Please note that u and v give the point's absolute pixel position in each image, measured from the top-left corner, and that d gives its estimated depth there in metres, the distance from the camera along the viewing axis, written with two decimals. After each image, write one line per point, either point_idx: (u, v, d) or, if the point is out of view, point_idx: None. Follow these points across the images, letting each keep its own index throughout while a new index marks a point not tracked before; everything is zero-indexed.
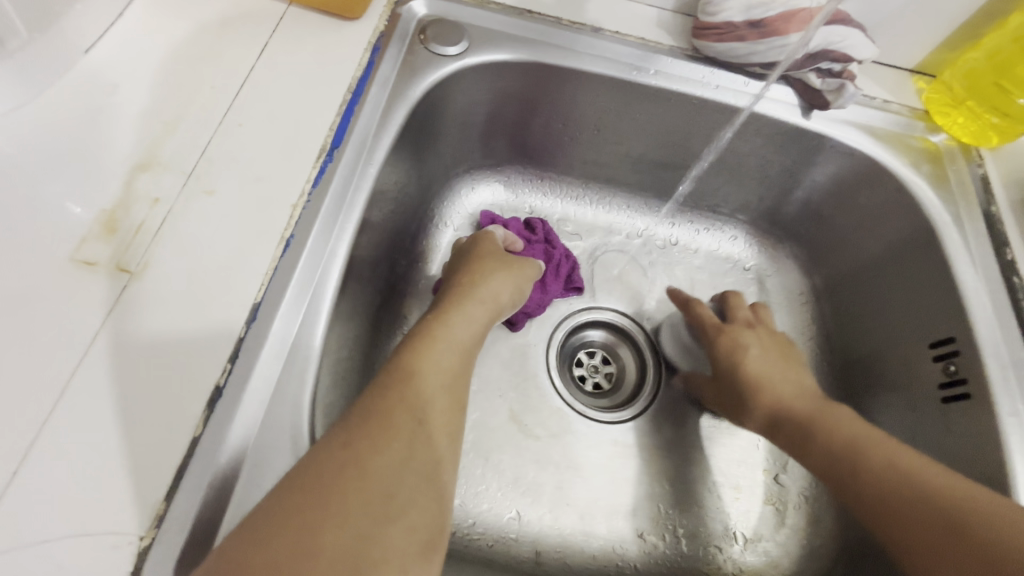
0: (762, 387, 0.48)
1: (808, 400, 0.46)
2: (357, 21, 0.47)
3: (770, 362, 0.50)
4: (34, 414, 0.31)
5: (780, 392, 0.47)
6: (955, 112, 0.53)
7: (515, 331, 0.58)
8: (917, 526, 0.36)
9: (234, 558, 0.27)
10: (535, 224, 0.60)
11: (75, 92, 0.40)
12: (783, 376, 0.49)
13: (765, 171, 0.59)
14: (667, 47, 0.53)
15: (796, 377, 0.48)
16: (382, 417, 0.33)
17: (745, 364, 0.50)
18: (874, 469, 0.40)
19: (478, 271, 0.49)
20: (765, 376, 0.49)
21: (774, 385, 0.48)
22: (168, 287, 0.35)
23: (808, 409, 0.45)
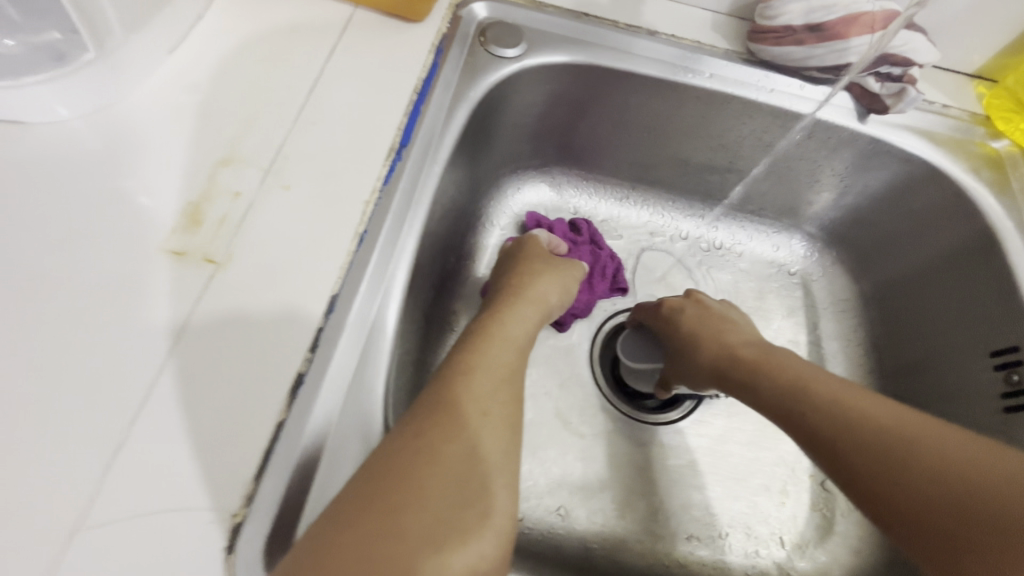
0: (721, 360, 0.45)
1: (785, 370, 0.41)
2: (421, 23, 0.48)
3: (707, 332, 0.48)
4: (133, 394, 0.32)
5: (747, 362, 0.43)
6: (1018, 118, 0.52)
7: (562, 331, 0.59)
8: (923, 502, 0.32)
9: (324, 541, 0.28)
10: (581, 226, 0.61)
11: (162, 92, 0.42)
12: (725, 332, 0.47)
13: (816, 176, 0.58)
14: (722, 50, 0.53)
15: (737, 344, 0.46)
16: (453, 409, 0.34)
17: (698, 341, 0.47)
18: (892, 443, 0.34)
19: (526, 273, 0.50)
20: (723, 349, 0.46)
21: (732, 356, 0.45)
22: (250, 278, 0.36)
23: (787, 380, 0.41)
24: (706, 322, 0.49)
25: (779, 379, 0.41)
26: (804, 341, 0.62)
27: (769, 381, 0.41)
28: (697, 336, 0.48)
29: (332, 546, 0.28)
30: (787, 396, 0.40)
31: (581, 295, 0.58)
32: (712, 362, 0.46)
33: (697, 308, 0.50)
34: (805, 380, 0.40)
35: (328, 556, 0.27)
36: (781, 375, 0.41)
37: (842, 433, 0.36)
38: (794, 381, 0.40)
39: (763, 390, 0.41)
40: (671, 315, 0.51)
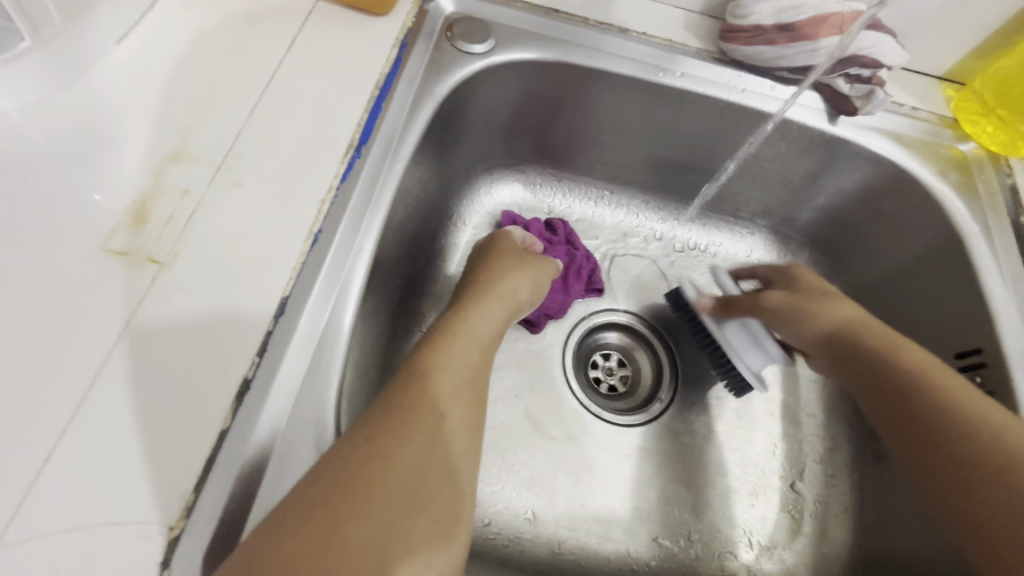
0: (837, 341, 0.47)
1: (903, 359, 0.43)
2: (385, 17, 0.47)
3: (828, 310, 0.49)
4: (65, 402, 0.31)
5: (862, 344, 0.46)
6: (984, 121, 0.52)
7: (535, 333, 0.58)
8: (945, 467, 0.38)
9: (261, 553, 0.27)
10: (557, 225, 0.60)
11: (108, 83, 0.40)
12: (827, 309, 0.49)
13: (787, 177, 0.58)
14: (693, 49, 0.53)
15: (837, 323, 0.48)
16: (407, 412, 0.33)
17: (817, 313, 0.48)
18: (936, 417, 0.39)
19: (495, 268, 0.48)
20: (857, 329, 0.47)
21: (853, 333, 0.47)
22: (197, 279, 0.35)
23: (897, 367, 0.43)
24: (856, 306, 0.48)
25: (882, 365, 0.44)
26: None
27: (880, 364, 0.44)
28: (823, 306, 0.49)
29: (270, 558, 0.26)
30: (888, 382, 0.43)
31: (556, 296, 0.57)
32: (819, 336, 0.48)
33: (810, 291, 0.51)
34: (910, 368, 0.43)
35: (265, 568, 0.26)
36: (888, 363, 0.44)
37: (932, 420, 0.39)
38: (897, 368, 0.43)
39: (866, 372, 0.45)
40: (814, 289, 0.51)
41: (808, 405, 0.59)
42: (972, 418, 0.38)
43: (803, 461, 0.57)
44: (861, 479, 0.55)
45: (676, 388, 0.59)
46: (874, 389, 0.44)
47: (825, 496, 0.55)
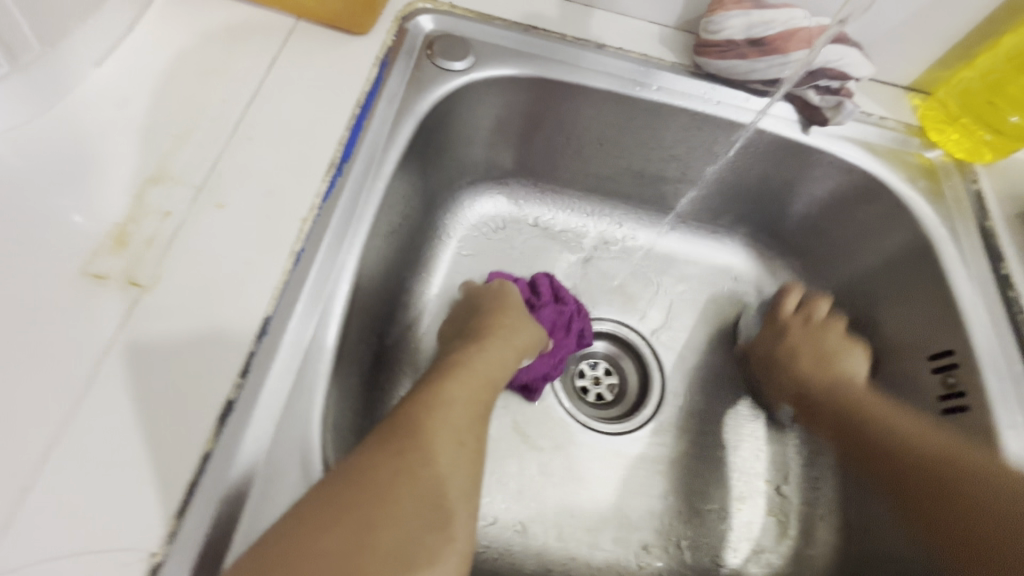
0: (804, 370, 0.56)
1: (842, 370, 0.55)
2: (366, 36, 0.48)
3: (817, 350, 0.56)
4: (45, 427, 0.31)
5: (812, 377, 0.55)
6: (949, 129, 0.54)
7: (534, 400, 0.56)
8: (937, 519, 0.43)
9: (280, 558, 0.28)
10: (541, 284, 0.58)
11: (87, 107, 0.40)
12: (829, 381, 0.55)
13: (764, 185, 0.59)
14: (669, 63, 0.54)
15: (836, 371, 0.55)
16: (430, 432, 0.34)
17: (792, 362, 0.57)
18: (933, 488, 0.44)
19: (504, 315, 0.48)
20: (794, 346, 0.57)
21: (834, 394, 0.54)
22: (179, 301, 0.35)
23: (825, 381, 0.55)
24: (810, 341, 0.57)
25: (816, 381, 0.55)
26: None
27: (811, 374, 0.55)
28: (787, 358, 0.57)
29: (289, 561, 0.27)
30: (832, 404, 0.54)
31: (549, 358, 0.55)
32: (779, 364, 0.57)
33: (811, 322, 0.58)
34: (849, 389, 0.53)
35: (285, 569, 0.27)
36: (821, 386, 0.55)
37: (863, 434, 0.50)
38: (845, 401, 0.53)
39: (804, 393, 0.56)
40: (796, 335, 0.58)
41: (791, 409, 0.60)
42: (886, 423, 0.49)
43: (788, 465, 0.57)
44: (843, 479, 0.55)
45: (662, 396, 0.59)
46: (801, 403, 0.56)
47: (810, 499, 0.56)
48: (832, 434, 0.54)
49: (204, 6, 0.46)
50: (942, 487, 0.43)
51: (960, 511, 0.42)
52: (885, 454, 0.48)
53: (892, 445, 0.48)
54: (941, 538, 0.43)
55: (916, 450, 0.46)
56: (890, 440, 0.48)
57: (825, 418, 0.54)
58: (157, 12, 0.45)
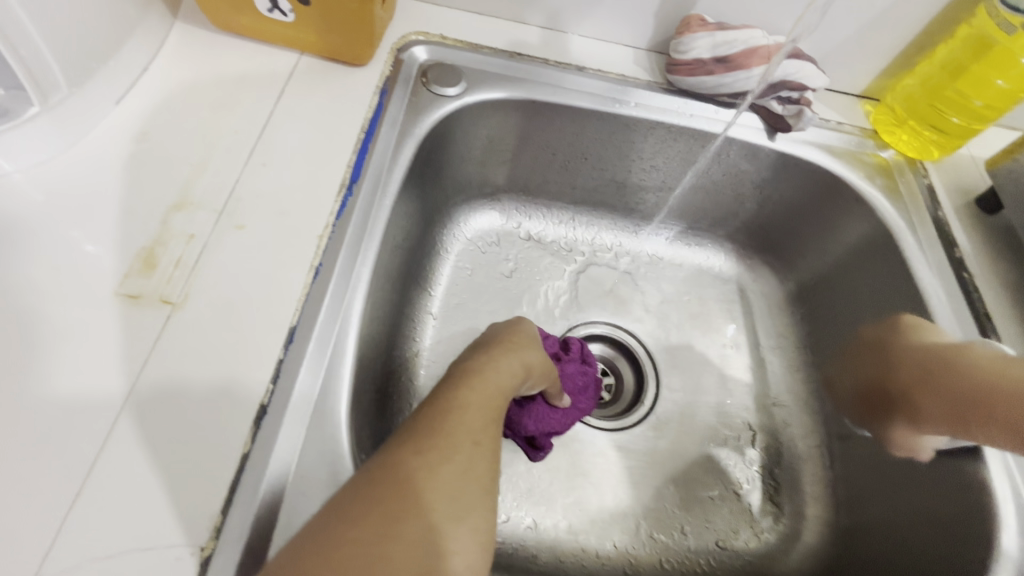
0: (902, 348, 0.47)
1: (910, 346, 0.47)
2: (365, 67, 0.51)
3: (901, 331, 0.48)
4: (93, 437, 0.33)
5: (890, 357, 0.48)
6: (899, 131, 0.60)
7: (535, 461, 0.56)
8: (986, 395, 0.40)
9: (313, 544, 0.29)
10: (572, 344, 0.58)
11: (109, 142, 0.43)
12: (908, 351, 0.46)
13: (738, 189, 0.64)
14: (644, 82, 0.59)
15: (913, 350, 0.46)
16: (448, 432, 0.34)
17: (896, 345, 0.48)
18: (979, 389, 0.40)
19: (514, 334, 0.46)
20: (878, 365, 0.50)
21: (907, 372, 0.46)
22: (208, 316, 0.38)
23: (914, 351, 0.46)
24: (896, 332, 0.49)
25: (906, 366, 0.46)
26: (745, 341, 0.66)
27: (897, 369, 0.47)
28: (891, 352, 0.48)
29: (322, 549, 0.28)
30: (915, 380, 0.45)
31: (566, 417, 0.54)
32: (886, 348, 0.49)
33: (907, 327, 0.48)
34: (951, 355, 0.43)
35: (319, 553, 0.28)
36: (909, 360, 0.46)
37: (970, 399, 0.40)
38: (926, 360, 0.44)
39: (901, 378, 0.46)
40: (879, 334, 0.52)
41: (778, 397, 0.63)
42: (970, 358, 0.42)
43: (779, 449, 0.61)
44: (832, 458, 0.59)
45: (657, 393, 0.62)
46: (903, 396, 0.46)
47: (800, 479, 0.59)
48: (945, 422, 0.43)
49: (213, 46, 0.50)
50: (981, 403, 0.40)
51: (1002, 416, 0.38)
52: (940, 379, 0.43)
53: (978, 381, 0.40)
54: (961, 413, 0.41)
55: (973, 379, 0.41)
56: (972, 379, 0.41)
57: (907, 383, 0.46)
58: (170, 53, 0.48)
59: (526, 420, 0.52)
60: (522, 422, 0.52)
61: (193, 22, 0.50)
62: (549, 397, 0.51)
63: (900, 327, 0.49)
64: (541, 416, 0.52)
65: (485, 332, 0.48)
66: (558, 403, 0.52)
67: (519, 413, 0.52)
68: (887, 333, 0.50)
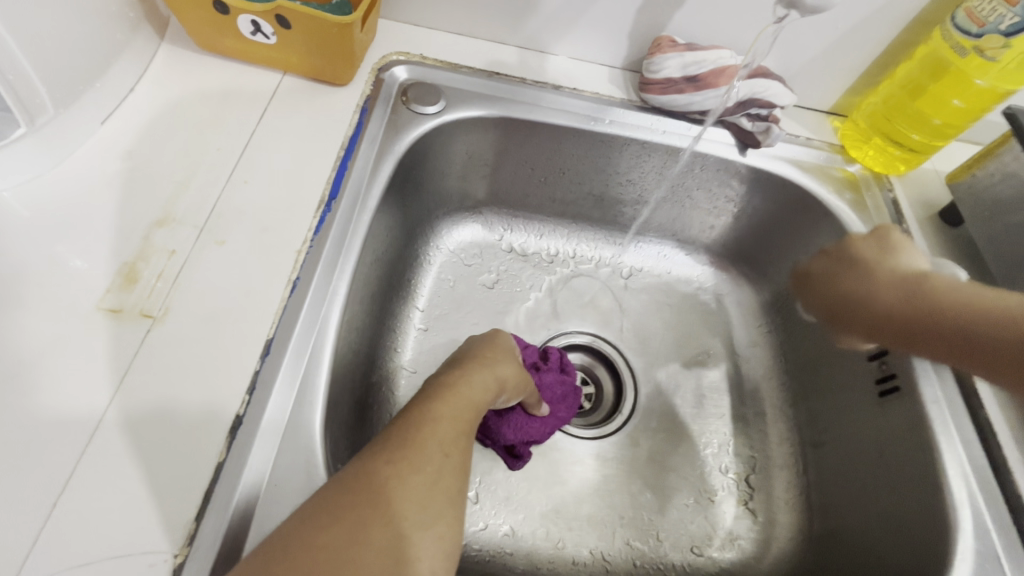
0: (875, 279, 0.51)
1: (885, 266, 0.51)
2: (346, 87, 0.53)
3: (877, 257, 0.52)
4: (72, 448, 0.34)
5: (839, 282, 0.54)
6: (865, 146, 0.61)
7: (514, 469, 0.57)
8: (937, 324, 0.46)
9: (282, 550, 0.30)
10: (551, 353, 0.60)
11: (93, 160, 0.44)
12: (863, 285, 0.51)
13: (712, 202, 0.66)
14: (619, 99, 0.61)
15: (888, 271, 0.50)
16: (418, 443, 0.36)
17: (868, 266, 0.52)
18: (950, 314, 0.45)
19: (488, 348, 0.47)
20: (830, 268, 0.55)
21: (881, 300, 0.49)
22: (187, 330, 0.39)
23: (886, 280, 0.50)
24: (875, 252, 0.52)
25: (884, 297, 0.49)
26: (721, 350, 0.68)
27: (851, 286, 0.52)
28: (864, 269, 0.52)
29: (292, 552, 0.30)
30: (891, 309, 0.49)
31: (545, 426, 0.55)
32: (857, 265, 0.53)
33: (886, 246, 0.53)
34: (922, 291, 0.48)
35: (288, 557, 0.29)
36: (886, 293, 0.49)
37: (925, 310, 0.47)
38: (904, 287, 0.49)
39: (874, 313, 0.50)
40: (851, 248, 0.54)
41: (753, 404, 0.65)
42: (939, 286, 0.47)
43: (754, 457, 0.62)
44: (805, 465, 0.60)
45: (635, 400, 0.64)
46: (869, 330, 0.50)
47: (773, 486, 0.60)
48: (898, 340, 0.48)
49: (199, 66, 0.51)
50: (916, 306, 0.47)
51: (984, 332, 0.43)
52: (925, 313, 0.46)
53: (949, 302, 0.46)
54: (934, 342, 0.46)
55: (959, 317, 0.45)
56: (891, 297, 0.49)
57: (883, 308, 0.49)
58: (156, 73, 0.50)
59: (504, 429, 0.53)
60: (501, 431, 0.53)
61: (179, 43, 0.52)
62: (526, 406, 0.52)
63: (884, 241, 0.53)
64: (520, 425, 0.53)
65: (460, 346, 0.49)
66: (536, 412, 0.53)
67: (497, 421, 0.53)
68: (851, 251, 0.54)
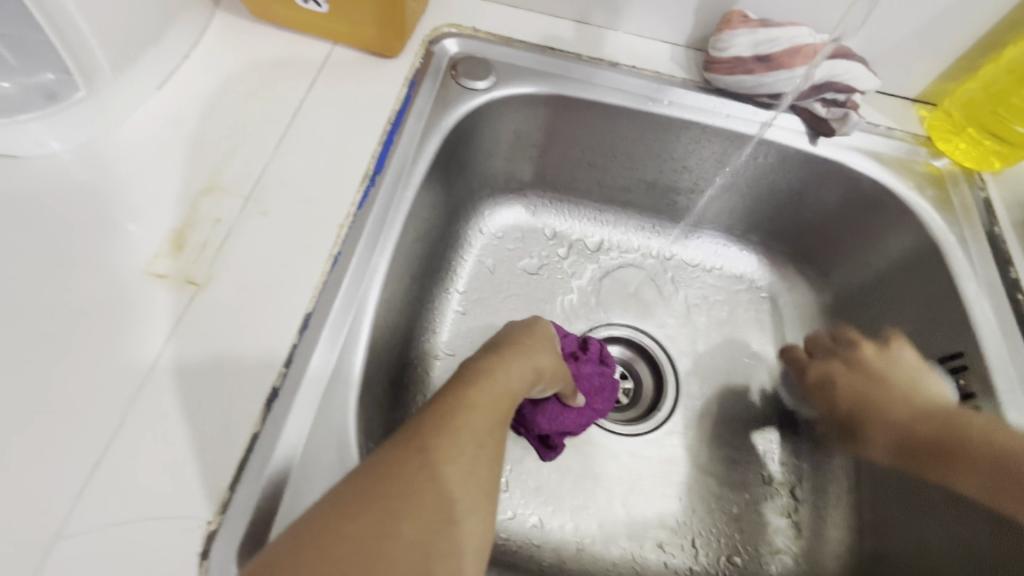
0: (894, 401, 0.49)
1: (908, 394, 0.48)
2: (395, 59, 0.52)
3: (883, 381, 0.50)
4: (114, 409, 0.35)
5: (872, 400, 0.50)
6: (956, 139, 0.55)
7: (545, 460, 0.55)
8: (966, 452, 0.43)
9: (312, 533, 0.29)
10: (590, 344, 0.57)
11: (147, 125, 0.45)
12: (881, 403, 0.49)
13: (773, 195, 0.61)
14: (680, 79, 0.57)
15: (908, 397, 0.48)
16: (453, 432, 0.34)
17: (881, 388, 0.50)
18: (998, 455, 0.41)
19: (526, 336, 0.46)
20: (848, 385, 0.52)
21: (914, 427, 0.47)
22: (230, 298, 0.39)
23: (903, 409, 0.48)
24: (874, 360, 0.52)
25: (899, 411, 0.48)
26: (771, 354, 0.64)
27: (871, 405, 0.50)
28: (881, 392, 0.50)
29: (321, 537, 0.29)
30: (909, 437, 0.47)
31: (580, 417, 0.53)
32: (866, 395, 0.50)
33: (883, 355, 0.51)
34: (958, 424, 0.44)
35: (317, 539, 0.29)
36: (906, 418, 0.47)
37: (949, 448, 0.44)
38: (928, 416, 0.47)
39: (896, 426, 0.48)
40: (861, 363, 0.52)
41: None
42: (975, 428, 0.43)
43: (801, 467, 0.59)
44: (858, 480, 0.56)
45: (676, 399, 0.61)
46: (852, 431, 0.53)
47: (823, 499, 0.57)
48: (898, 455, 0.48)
49: (252, 34, 0.51)
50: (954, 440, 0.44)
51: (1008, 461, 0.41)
52: (956, 449, 0.44)
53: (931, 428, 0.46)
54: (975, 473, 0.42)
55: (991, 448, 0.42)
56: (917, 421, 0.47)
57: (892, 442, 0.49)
58: (210, 41, 0.50)
59: (538, 417, 0.51)
60: (535, 420, 0.51)
61: (234, 11, 0.52)
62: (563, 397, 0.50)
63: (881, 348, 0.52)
64: (553, 414, 0.51)
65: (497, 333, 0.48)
66: (572, 402, 0.51)
67: (532, 411, 0.51)
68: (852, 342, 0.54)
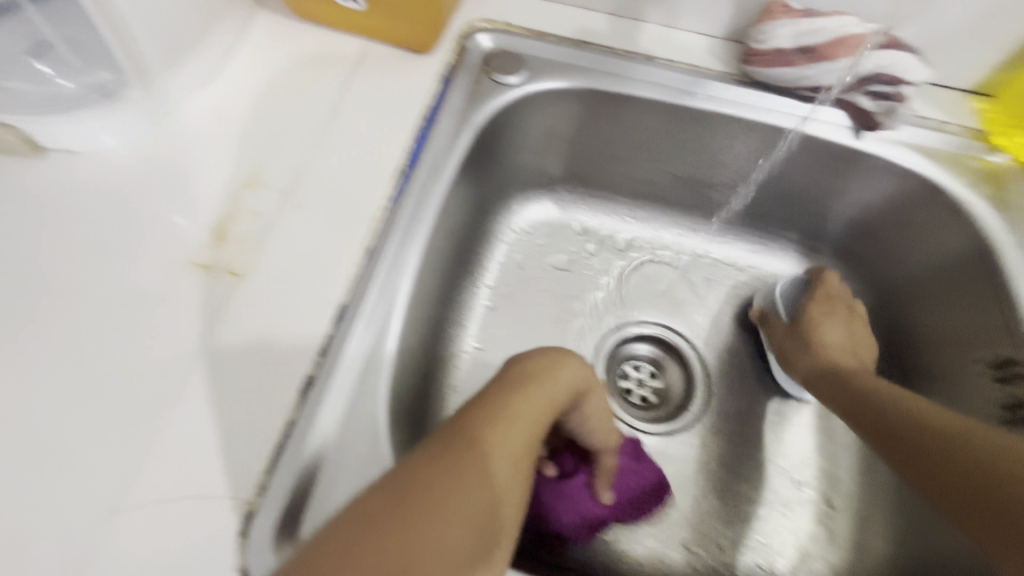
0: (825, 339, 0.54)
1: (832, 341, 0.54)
2: (429, 54, 0.52)
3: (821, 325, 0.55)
4: (162, 392, 0.37)
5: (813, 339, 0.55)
6: (1016, 133, 0.52)
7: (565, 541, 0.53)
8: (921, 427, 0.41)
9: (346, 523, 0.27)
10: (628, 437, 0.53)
11: (192, 121, 0.47)
12: (832, 345, 0.54)
13: (813, 191, 0.59)
14: (716, 72, 0.55)
15: (831, 343, 0.54)
16: (501, 440, 0.33)
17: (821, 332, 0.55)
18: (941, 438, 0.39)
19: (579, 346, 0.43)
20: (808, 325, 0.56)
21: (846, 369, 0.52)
22: (268, 288, 0.40)
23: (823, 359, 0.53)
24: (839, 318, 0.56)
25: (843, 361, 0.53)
26: None
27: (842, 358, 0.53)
28: (833, 340, 0.54)
29: (359, 531, 0.27)
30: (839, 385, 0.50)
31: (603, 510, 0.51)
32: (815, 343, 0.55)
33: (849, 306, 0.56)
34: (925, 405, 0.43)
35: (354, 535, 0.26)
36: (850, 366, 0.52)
37: (892, 431, 0.43)
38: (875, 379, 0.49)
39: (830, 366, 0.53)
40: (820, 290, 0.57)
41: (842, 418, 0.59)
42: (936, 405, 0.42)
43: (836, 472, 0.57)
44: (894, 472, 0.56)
45: (707, 399, 0.60)
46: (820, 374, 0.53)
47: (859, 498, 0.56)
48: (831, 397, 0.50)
49: (291, 31, 0.52)
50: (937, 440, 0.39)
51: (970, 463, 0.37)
52: (896, 434, 0.42)
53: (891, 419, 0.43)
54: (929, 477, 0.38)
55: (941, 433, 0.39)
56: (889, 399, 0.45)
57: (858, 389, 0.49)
58: (251, 38, 0.51)
59: (558, 504, 0.49)
60: (556, 507, 0.49)
61: (274, 8, 0.53)
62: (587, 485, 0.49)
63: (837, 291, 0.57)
64: (575, 503, 0.49)
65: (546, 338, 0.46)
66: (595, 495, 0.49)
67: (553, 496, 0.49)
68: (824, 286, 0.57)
